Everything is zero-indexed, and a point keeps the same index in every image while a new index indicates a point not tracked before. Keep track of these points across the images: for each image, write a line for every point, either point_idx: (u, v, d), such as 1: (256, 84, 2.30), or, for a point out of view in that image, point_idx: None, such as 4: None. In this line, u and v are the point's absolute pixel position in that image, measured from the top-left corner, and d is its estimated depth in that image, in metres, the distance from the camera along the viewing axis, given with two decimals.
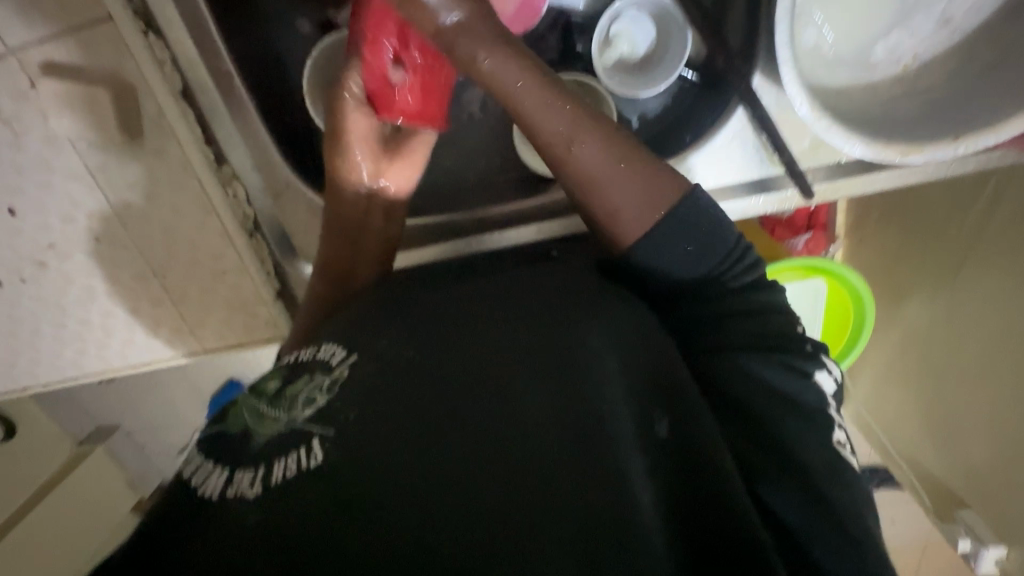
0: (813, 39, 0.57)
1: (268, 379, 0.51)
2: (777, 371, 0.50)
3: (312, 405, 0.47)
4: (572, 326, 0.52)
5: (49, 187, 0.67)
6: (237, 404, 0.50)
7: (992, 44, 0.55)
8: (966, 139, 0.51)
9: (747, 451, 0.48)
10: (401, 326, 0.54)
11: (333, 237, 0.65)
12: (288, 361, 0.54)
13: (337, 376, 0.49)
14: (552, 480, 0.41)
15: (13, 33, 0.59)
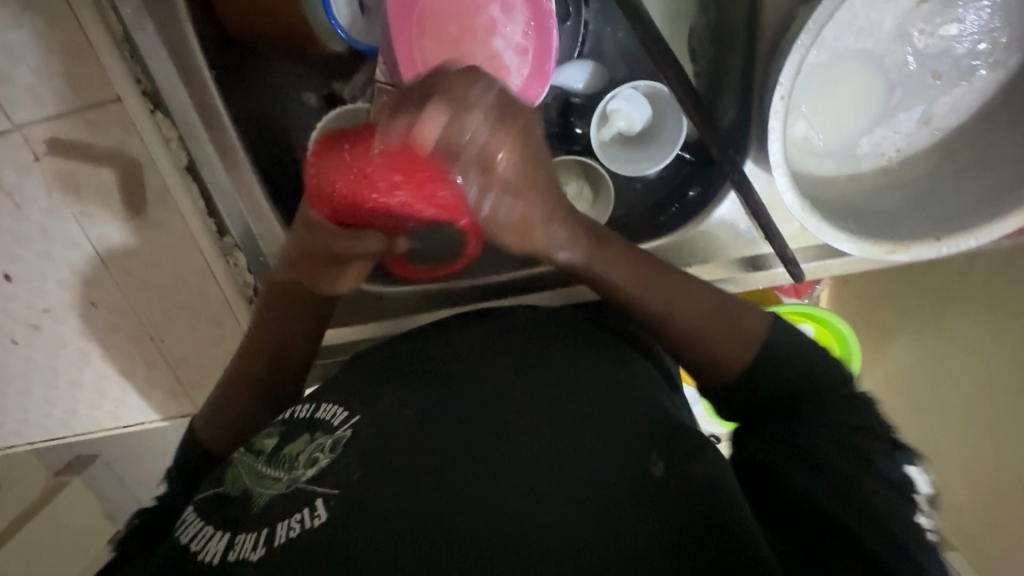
0: (802, 132, 0.60)
1: (265, 437, 0.52)
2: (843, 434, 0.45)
3: (314, 464, 0.46)
4: (577, 374, 0.54)
5: (47, 255, 0.67)
6: (236, 466, 0.50)
7: (968, 144, 0.57)
8: (948, 241, 0.53)
9: (815, 491, 0.43)
10: (419, 378, 0.54)
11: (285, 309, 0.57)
12: (285, 419, 0.55)
13: (340, 435, 0.49)
14: (564, 513, 0.41)
15: (19, 110, 0.59)
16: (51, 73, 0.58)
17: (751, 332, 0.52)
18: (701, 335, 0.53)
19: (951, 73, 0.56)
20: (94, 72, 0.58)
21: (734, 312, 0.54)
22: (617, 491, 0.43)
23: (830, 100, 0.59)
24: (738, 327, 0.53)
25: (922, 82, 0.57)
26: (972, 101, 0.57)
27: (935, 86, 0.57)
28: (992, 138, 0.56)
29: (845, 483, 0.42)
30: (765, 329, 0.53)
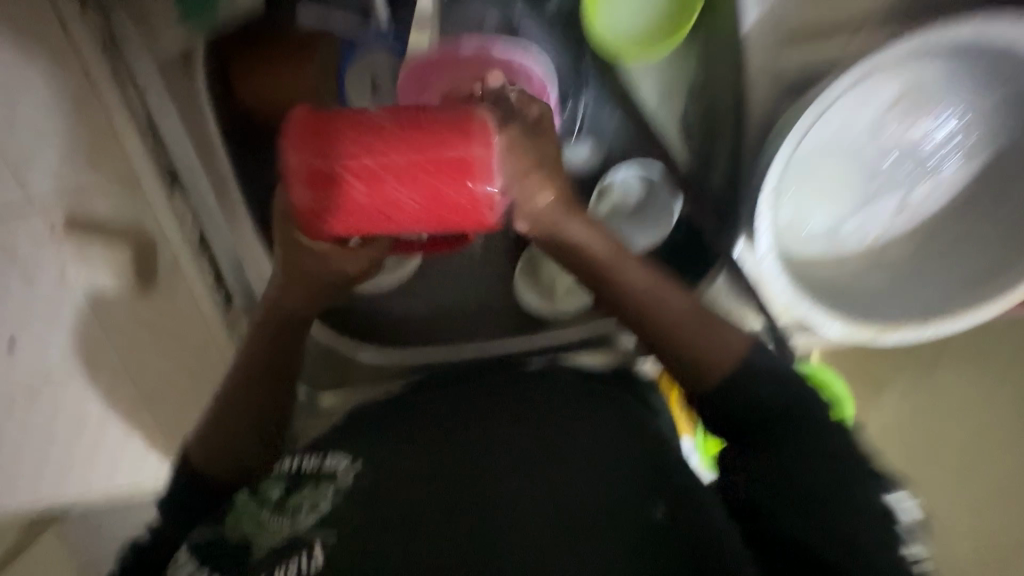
0: (789, 216, 0.63)
1: (270, 485, 0.51)
2: (828, 457, 0.44)
3: (315, 510, 0.46)
4: (577, 414, 0.54)
5: (53, 325, 0.68)
6: (239, 509, 0.50)
7: (944, 230, 0.61)
8: (930, 323, 0.58)
9: (795, 526, 0.43)
10: (422, 423, 0.55)
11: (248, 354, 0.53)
12: (290, 467, 0.52)
13: (342, 483, 0.48)
14: (561, 555, 0.41)
15: (40, 189, 0.62)
16: (75, 155, 0.60)
17: (714, 345, 0.50)
18: (671, 341, 0.50)
19: (926, 164, 0.60)
20: (117, 155, 0.61)
21: (711, 322, 0.51)
22: (617, 535, 0.43)
23: (813, 187, 0.62)
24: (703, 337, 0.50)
25: (899, 172, 0.61)
26: (948, 190, 0.60)
27: (912, 175, 0.60)
28: (966, 225, 0.60)
29: (854, 517, 0.42)
30: (749, 350, 0.50)
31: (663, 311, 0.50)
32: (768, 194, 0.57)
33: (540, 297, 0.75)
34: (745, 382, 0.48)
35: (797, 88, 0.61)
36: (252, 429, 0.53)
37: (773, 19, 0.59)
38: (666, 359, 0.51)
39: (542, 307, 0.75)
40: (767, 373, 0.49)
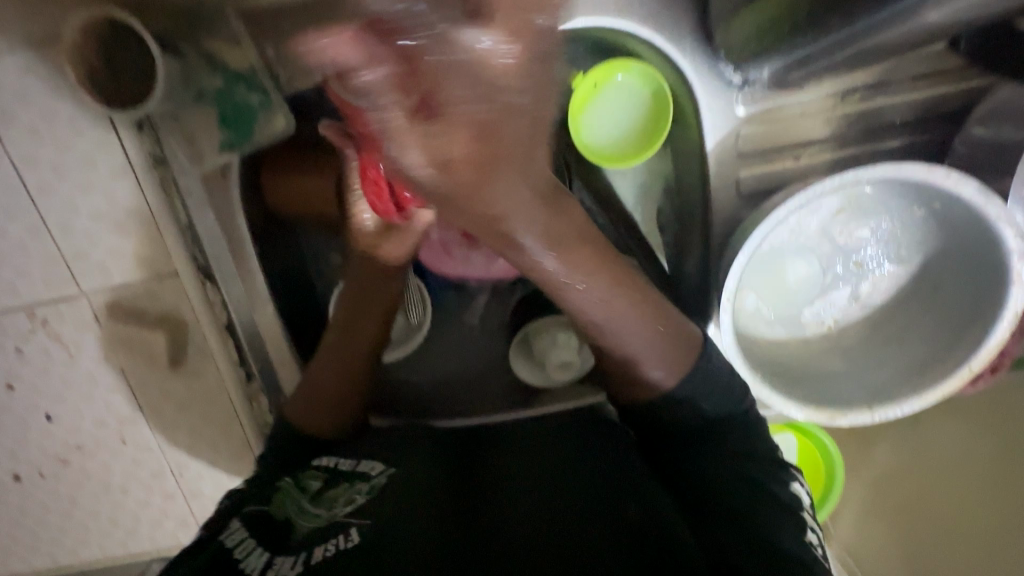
0: (754, 304, 0.70)
1: (310, 476, 0.60)
2: (747, 479, 0.56)
3: (352, 502, 0.55)
4: (566, 452, 0.64)
5: (89, 398, 0.75)
6: (282, 493, 0.58)
7: (891, 320, 0.68)
8: (879, 409, 0.63)
9: (725, 527, 0.53)
10: (428, 456, 0.63)
11: (350, 296, 0.69)
12: (328, 465, 0.62)
13: (375, 483, 0.57)
14: (541, 548, 0.48)
15: (89, 279, 0.70)
16: (122, 253, 0.69)
17: (645, 362, 0.60)
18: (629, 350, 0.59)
19: (870, 261, 0.67)
20: (159, 253, 0.69)
21: (685, 355, 0.60)
22: (587, 527, 0.51)
23: (773, 281, 0.69)
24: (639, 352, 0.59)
25: (848, 268, 0.68)
26: (893, 284, 0.67)
27: (859, 271, 0.68)
28: (910, 317, 0.66)
29: (773, 518, 0.53)
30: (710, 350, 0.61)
31: (616, 328, 0.59)
32: (729, 298, 0.65)
33: (534, 370, 0.82)
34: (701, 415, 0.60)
35: (757, 194, 0.69)
36: (351, 393, 0.69)
37: (736, 138, 0.66)
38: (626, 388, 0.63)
39: (536, 379, 0.81)
40: (705, 376, 0.60)
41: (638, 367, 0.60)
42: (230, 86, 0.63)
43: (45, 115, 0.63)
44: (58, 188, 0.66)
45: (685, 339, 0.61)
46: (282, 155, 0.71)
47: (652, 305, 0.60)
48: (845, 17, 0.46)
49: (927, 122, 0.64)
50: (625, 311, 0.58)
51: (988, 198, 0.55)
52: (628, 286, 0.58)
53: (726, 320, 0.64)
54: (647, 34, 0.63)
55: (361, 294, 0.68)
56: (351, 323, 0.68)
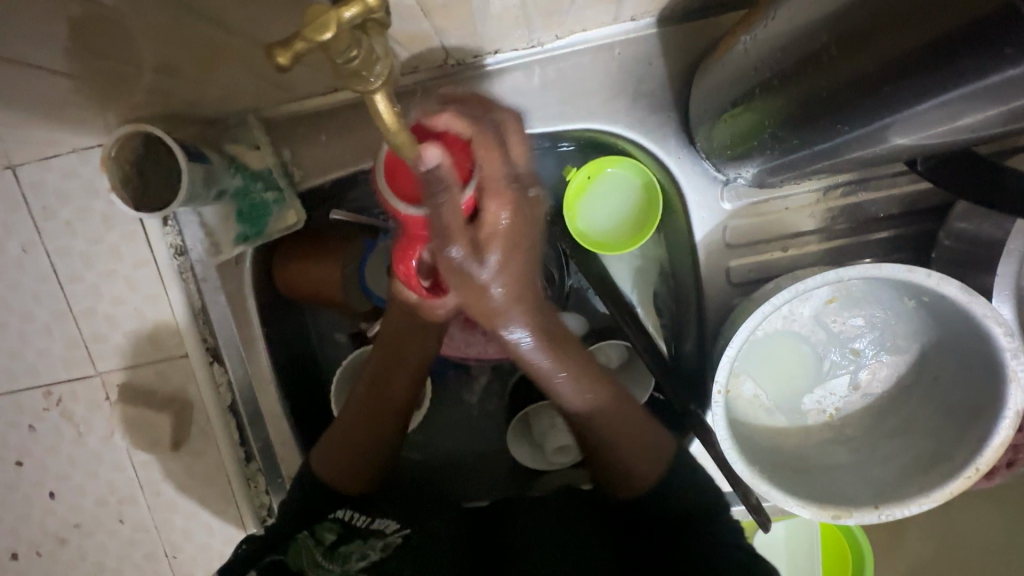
0: (751, 391, 0.69)
1: (326, 528, 0.64)
2: (718, 547, 0.60)
3: (365, 559, 0.62)
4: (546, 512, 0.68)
5: (93, 476, 0.76)
6: (300, 543, 0.63)
7: (894, 410, 0.67)
8: (886, 508, 0.60)
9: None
10: (441, 514, 0.68)
11: (379, 361, 0.66)
12: (341, 516, 0.65)
13: (390, 541, 0.63)
14: None
15: (104, 360, 0.73)
16: (137, 335, 0.72)
17: (611, 443, 0.64)
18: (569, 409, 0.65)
19: (867, 350, 0.67)
20: (172, 336, 0.72)
21: (625, 424, 0.64)
22: None
23: (771, 368, 0.69)
24: (636, 461, 0.64)
25: (845, 356, 0.68)
26: (891, 373, 0.67)
27: (856, 359, 0.67)
28: (911, 409, 0.65)
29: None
30: (655, 442, 0.65)
31: (617, 439, 0.64)
32: (721, 388, 0.64)
33: (532, 452, 0.81)
34: (668, 489, 0.64)
35: (749, 282, 0.70)
36: (364, 461, 0.67)
37: (724, 230, 0.68)
38: (588, 446, 0.66)
39: (534, 460, 0.80)
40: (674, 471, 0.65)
41: (607, 445, 0.64)
42: (248, 184, 0.69)
43: (80, 211, 0.69)
44: (85, 276, 0.70)
45: (651, 433, 0.65)
46: (297, 242, 0.76)
47: (594, 375, 0.63)
48: (806, 143, 0.48)
49: (913, 215, 0.66)
50: (596, 407, 0.64)
51: (972, 297, 0.55)
52: (597, 381, 0.63)
53: (719, 413, 0.63)
54: (636, 137, 0.67)
55: (387, 363, 0.66)
56: (386, 373, 0.67)
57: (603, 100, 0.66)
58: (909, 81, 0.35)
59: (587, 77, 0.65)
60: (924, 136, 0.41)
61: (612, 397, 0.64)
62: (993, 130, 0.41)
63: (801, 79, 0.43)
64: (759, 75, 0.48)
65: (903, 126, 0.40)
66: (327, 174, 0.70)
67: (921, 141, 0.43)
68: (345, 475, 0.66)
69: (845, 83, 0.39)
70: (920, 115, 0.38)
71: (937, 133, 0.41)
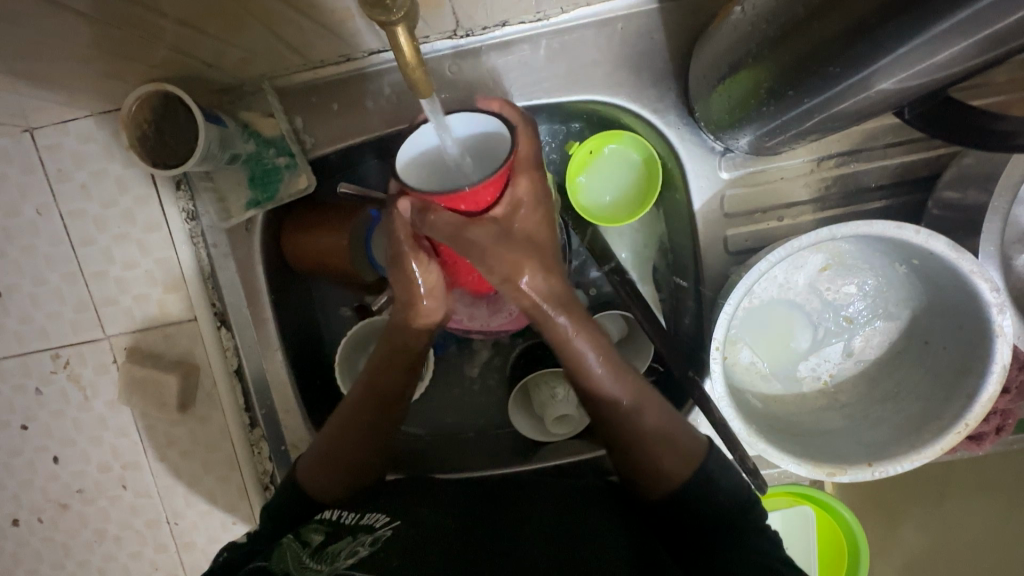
0: (748, 357, 0.71)
1: (313, 532, 0.61)
2: (740, 540, 0.59)
3: (353, 555, 0.56)
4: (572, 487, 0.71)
5: (97, 441, 0.77)
6: (282, 550, 0.59)
7: (887, 375, 0.68)
8: (879, 466, 0.62)
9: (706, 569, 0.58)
10: (448, 496, 0.68)
11: (370, 371, 0.70)
12: (331, 520, 0.63)
13: (380, 533, 0.59)
14: (536, 543, 0.59)
15: (113, 324, 0.74)
16: (146, 300, 0.73)
17: (656, 461, 0.64)
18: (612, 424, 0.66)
19: (860, 317, 0.69)
20: (181, 300, 0.73)
21: (671, 437, 0.65)
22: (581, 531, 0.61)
23: (767, 334, 0.71)
24: (665, 455, 0.64)
25: (838, 323, 0.70)
26: (883, 339, 0.69)
27: (850, 325, 0.69)
28: (903, 373, 0.67)
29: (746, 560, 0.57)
30: (699, 454, 0.64)
31: (624, 405, 0.65)
32: (719, 349, 0.66)
33: (532, 423, 0.82)
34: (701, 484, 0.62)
35: (746, 252, 0.72)
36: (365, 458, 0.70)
37: (722, 199, 0.70)
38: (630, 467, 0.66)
39: (534, 431, 0.81)
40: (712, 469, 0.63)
41: (653, 463, 0.64)
42: (260, 150, 0.70)
43: (96, 174, 0.70)
44: (98, 239, 0.72)
45: (694, 446, 0.65)
46: (305, 211, 0.78)
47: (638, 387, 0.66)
48: (803, 97, 0.51)
49: (902, 185, 0.69)
50: (640, 429, 0.65)
51: (959, 253, 0.57)
52: (639, 393, 0.66)
53: (717, 372, 0.65)
54: (635, 108, 0.70)
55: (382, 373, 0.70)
56: (381, 377, 0.70)
57: (606, 72, 0.68)
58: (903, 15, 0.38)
59: (591, 50, 0.68)
60: (907, 79, 0.44)
61: (648, 403, 0.66)
62: (973, 67, 0.43)
63: (793, 34, 0.46)
64: (752, 38, 0.51)
65: (891, 68, 0.43)
66: (338, 143, 0.72)
67: (907, 84, 0.45)
68: (342, 481, 0.69)
69: (842, 27, 0.42)
70: (907, 53, 0.41)
71: (922, 73, 0.44)
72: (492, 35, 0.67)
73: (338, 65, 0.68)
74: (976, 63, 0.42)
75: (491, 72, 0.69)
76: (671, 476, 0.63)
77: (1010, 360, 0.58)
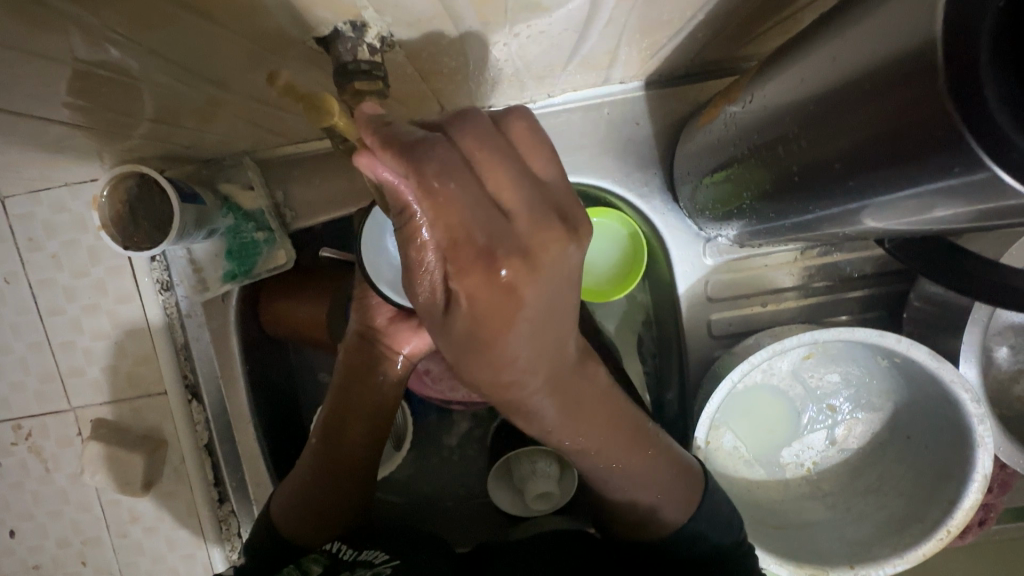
0: (731, 442, 0.70)
1: (312, 562, 0.59)
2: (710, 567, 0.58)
3: None
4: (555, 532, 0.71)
5: (58, 515, 0.74)
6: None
7: (869, 466, 0.68)
8: (861, 568, 0.60)
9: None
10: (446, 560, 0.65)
11: (333, 408, 0.65)
12: (329, 552, 0.62)
13: (380, 569, 0.59)
14: None
15: (79, 395, 0.71)
16: (115, 372, 0.71)
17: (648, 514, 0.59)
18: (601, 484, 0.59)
19: (843, 406, 0.69)
20: (151, 372, 0.71)
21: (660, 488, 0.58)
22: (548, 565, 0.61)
23: (749, 421, 0.70)
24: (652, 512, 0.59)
25: (821, 411, 0.69)
26: (865, 430, 0.68)
27: (833, 415, 0.69)
28: (885, 467, 0.67)
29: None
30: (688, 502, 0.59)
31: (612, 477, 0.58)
32: (702, 441, 0.65)
33: (512, 498, 0.80)
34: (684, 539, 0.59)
35: (731, 335, 0.72)
36: (342, 498, 0.65)
37: (706, 284, 0.70)
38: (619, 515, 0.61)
39: (514, 506, 0.80)
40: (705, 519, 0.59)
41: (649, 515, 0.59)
42: (239, 224, 0.69)
43: (67, 243, 0.68)
44: (67, 309, 0.70)
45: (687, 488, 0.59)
46: (284, 278, 0.77)
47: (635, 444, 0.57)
48: (783, 206, 0.51)
49: (882, 276, 0.69)
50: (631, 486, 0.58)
51: (938, 363, 0.57)
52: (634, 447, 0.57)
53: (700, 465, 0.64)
54: (621, 190, 0.70)
55: (341, 412, 0.65)
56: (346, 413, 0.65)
57: (591, 157, 0.68)
58: (878, 169, 0.38)
59: (577, 134, 0.68)
60: (891, 220, 0.44)
61: (637, 449, 0.57)
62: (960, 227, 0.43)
63: (784, 153, 0.46)
64: (744, 146, 0.51)
65: (877, 210, 0.43)
66: (320, 217, 0.71)
67: (891, 225, 0.45)
68: (323, 526, 0.64)
69: (818, 164, 0.43)
70: (888, 203, 0.40)
71: (904, 220, 0.43)
72: None
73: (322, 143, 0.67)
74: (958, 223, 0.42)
75: None
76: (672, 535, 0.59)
77: (991, 469, 0.58)
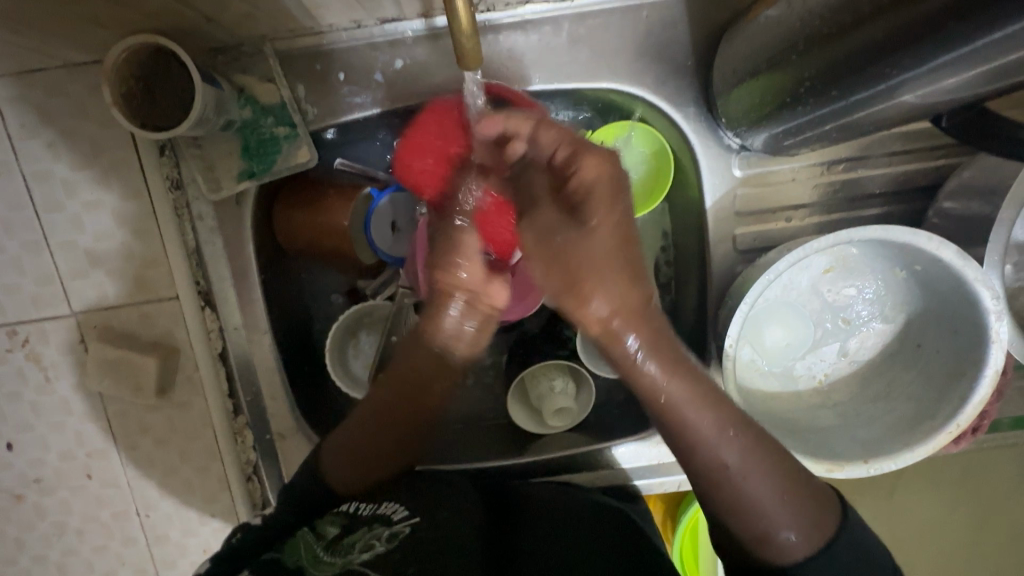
0: (749, 354, 0.72)
1: (328, 523, 0.57)
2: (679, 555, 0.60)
3: (371, 549, 0.52)
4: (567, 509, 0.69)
5: (60, 426, 0.70)
6: (296, 540, 0.55)
7: (878, 375, 0.71)
8: (874, 462, 0.63)
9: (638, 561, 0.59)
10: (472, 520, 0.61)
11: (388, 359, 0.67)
12: (347, 512, 0.60)
13: (398, 529, 0.55)
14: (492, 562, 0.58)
15: (82, 298, 0.67)
16: (121, 274, 0.67)
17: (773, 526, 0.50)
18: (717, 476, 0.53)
19: (858, 318, 0.71)
20: (161, 276, 0.67)
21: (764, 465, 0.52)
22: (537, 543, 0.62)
23: (767, 333, 0.72)
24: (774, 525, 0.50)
25: (837, 324, 0.72)
26: (877, 342, 0.71)
27: (847, 327, 0.72)
28: (894, 375, 0.70)
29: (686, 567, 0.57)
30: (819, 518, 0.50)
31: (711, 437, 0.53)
32: (731, 346, 0.66)
33: (529, 414, 0.80)
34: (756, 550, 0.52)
35: (755, 251, 0.73)
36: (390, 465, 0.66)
37: (733, 197, 0.70)
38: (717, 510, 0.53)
39: (531, 423, 0.79)
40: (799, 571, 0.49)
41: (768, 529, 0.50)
42: (258, 117, 0.65)
43: (67, 132, 0.63)
44: (66, 205, 0.65)
45: (822, 508, 0.51)
46: (300, 185, 0.73)
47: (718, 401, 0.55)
48: (812, 104, 0.52)
49: (902, 193, 0.71)
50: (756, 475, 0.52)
51: (965, 261, 0.59)
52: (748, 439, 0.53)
53: (727, 368, 0.65)
54: (653, 98, 0.68)
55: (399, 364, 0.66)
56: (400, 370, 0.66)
57: (626, 60, 0.67)
58: (936, 32, 0.38)
59: (613, 35, 0.66)
60: (929, 94, 0.45)
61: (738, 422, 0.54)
62: (990, 89, 0.45)
63: (830, 40, 0.46)
64: (783, 41, 0.51)
65: (917, 82, 0.44)
66: (342, 116, 0.67)
67: (927, 99, 0.47)
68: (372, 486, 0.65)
69: (871, 40, 0.43)
70: (936, 69, 0.41)
71: (943, 90, 0.45)
72: (514, 13, 0.65)
73: (348, 32, 0.64)
74: (987, 87, 0.44)
75: (511, 50, 0.66)
76: (782, 555, 0.49)
77: (1003, 366, 0.60)
